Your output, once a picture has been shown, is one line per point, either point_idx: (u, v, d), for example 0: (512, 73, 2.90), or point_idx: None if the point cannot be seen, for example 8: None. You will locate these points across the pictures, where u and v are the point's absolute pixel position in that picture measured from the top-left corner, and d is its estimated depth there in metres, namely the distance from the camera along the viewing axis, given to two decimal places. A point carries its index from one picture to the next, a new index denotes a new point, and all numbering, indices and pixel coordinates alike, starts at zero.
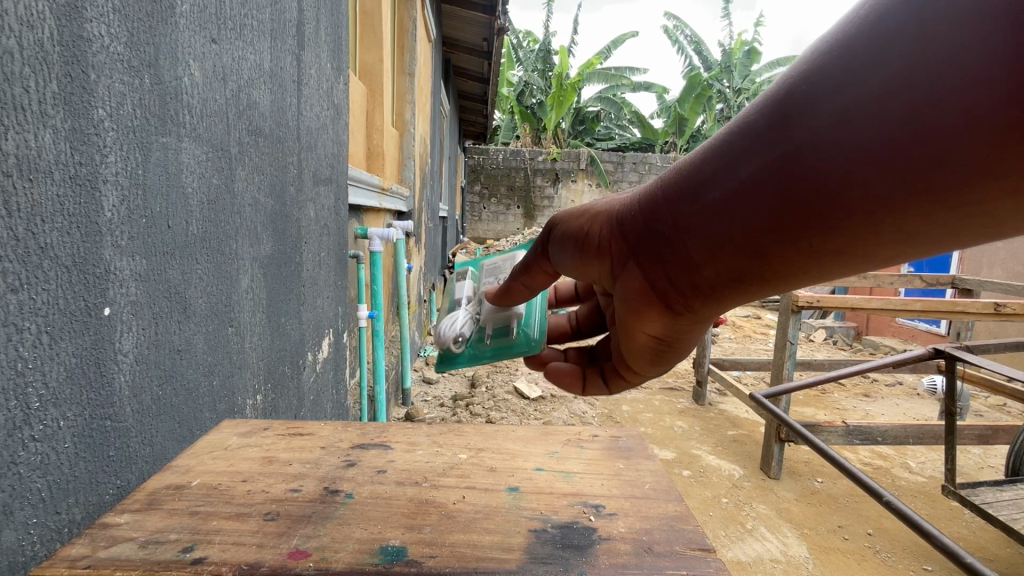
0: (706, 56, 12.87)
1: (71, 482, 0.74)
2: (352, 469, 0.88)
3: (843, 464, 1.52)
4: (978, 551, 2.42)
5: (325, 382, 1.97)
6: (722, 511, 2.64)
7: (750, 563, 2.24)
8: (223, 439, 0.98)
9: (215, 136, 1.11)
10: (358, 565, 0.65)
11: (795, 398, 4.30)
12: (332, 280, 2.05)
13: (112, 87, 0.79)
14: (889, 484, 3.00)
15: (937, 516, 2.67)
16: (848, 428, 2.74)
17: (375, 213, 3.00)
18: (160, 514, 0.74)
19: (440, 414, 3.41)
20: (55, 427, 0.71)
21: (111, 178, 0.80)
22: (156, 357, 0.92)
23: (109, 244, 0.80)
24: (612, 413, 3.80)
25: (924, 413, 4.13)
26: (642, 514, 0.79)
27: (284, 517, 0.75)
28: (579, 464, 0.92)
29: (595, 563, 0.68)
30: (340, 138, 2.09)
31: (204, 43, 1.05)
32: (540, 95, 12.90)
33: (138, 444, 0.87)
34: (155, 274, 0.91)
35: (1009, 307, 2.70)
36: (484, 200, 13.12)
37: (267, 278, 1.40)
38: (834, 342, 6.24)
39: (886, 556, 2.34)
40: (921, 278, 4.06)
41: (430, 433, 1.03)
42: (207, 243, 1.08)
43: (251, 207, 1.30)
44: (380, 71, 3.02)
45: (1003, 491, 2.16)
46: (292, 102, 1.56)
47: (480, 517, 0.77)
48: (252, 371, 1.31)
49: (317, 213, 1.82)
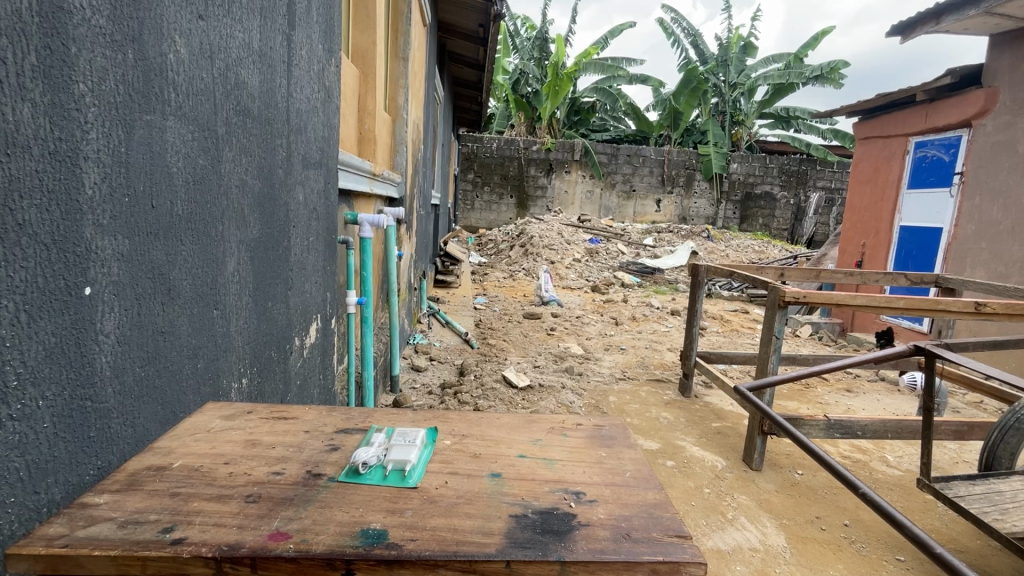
0: (701, 49, 12.79)
1: (50, 462, 0.73)
2: (335, 453, 0.89)
3: (821, 456, 1.54)
4: (949, 542, 2.48)
5: (312, 367, 1.96)
6: (704, 501, 2.68)
7: (730, 552, 2.29)
8: (206, 422, 0.98)
9: (201, 115, 1.08)
10: (339, 548, 0.66)
11: (779, 392, 4.35)
12: (321, 266, 2.03)
13: (93, 61, 0.77)
14: (866, 476, 3.08)
15: (912, 508, 2.73)
16: (829, 421, 2.78)
17: (366, 198, 2.97)
18: (139, 495, 0.74)
19: (428, 401, 3.42)
20: (34, 406, 0.71)
21: (93, 155, 0.79)
22: (139, 339, 0.90)
23: (90, 223, 0.78)
24: (598, 404, 3.81)
25: (903, 408, 4.21)
26: (622, 501, 0.80)
27: (265, 500, 0.75)
28: (562, 452, 0.93)
29: (573, 547, 0.69)
30: (331, 122, 2.06)
31: (190, 19, 1.02)
32: (535, 84, 12.78)
33: (119, 425, 0.86)
34: (139, 256, 0.90)
35: (989, 306, 2.71)
36: (477, 188, 12.98)
37: (253, 261, 1.39)
38: (819, 337, 6.27)
39: (861, 546, 2.39)
40: (905, 275, 4.09)
41: (415, 418, 1.04)
42: (192, 225, 1.07)
43: (238, 189, 1.28)
44: (373, 54, 2.98)
45: (975, 485, 2.13)
46: (282, 83, 1.54)
47: (462, 502, 0.77)
48: (237, 355, 1.30)
49: (306, 197, 1.80)
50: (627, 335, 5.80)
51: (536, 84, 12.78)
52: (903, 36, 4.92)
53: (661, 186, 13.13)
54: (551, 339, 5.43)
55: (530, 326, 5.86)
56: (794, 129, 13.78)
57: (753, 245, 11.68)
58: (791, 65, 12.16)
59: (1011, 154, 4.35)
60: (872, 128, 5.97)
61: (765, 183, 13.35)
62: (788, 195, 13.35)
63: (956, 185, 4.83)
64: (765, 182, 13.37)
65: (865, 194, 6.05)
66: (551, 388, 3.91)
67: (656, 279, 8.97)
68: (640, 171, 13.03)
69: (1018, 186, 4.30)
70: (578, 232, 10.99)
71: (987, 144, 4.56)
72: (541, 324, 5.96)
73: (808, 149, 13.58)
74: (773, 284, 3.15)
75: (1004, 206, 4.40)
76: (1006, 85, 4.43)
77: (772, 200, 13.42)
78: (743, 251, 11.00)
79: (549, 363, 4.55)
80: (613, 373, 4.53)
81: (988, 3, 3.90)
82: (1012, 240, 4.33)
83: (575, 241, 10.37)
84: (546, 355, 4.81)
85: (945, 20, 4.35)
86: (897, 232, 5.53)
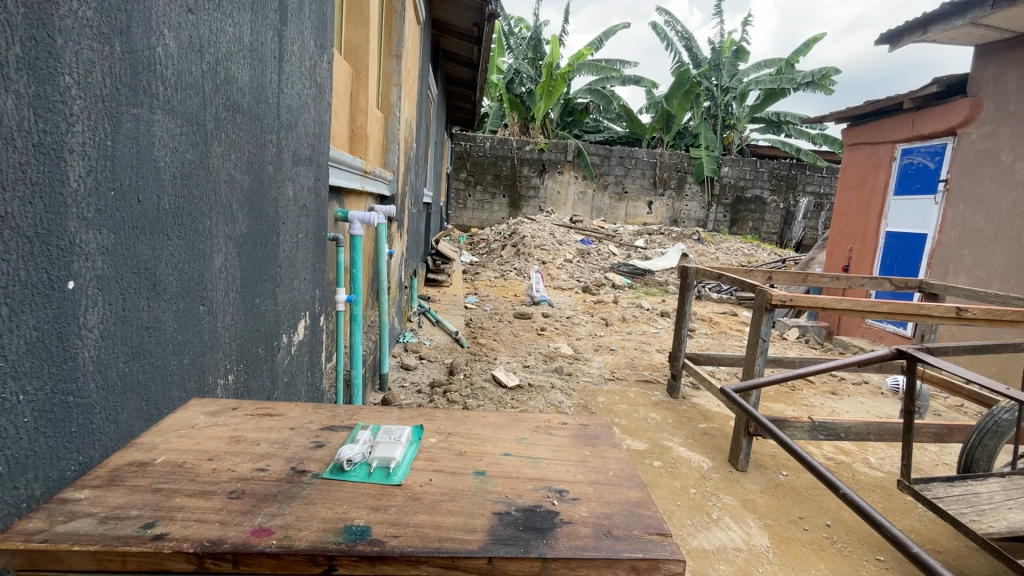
0: (694, 53, 12.89)
1: (30, 457, 0.73)
2: (320, 450, 0.89)
3: (804, 456, 1.55)
4: (928, 543, 2.53)
5: (300, 365, 1.95)
6: (689, 501, 2.70)
7: (713, 551, 2.31)
8: (191, 418, 0.98)
9: (190, 110, 1.08)
10: (321, 544, 0.66)
11: (766, 394, 4.40)
12: (310, 263, 2.02)
13: (80, 53, 0.77)
14: (849, 477, 3.13)
15: (892, 509, 2.79)
16: (814, 424, 2.81)
17: (356, 195, 2.95)
18: (121, 490, 0.74)
19: (417, 400, 3.41)
20: (14, 401, 0.70)
21: (79, 149, 0.78)
22: (123, 334, 0.90)
23: (74, 216, 0.78)
24: (586, 404, 3.83)
25: (887, 411, 4.27)
26: (604, 499, 0.81)
27: (249, 496, 0.75)
28: (546, 451, 0.94)
29: (554, 545, 0.70)
30: (322, 119, 2.05)
31: (180, 13, 1.02)
32: (530, 84, 12.81)
33: (101, 421, 0.86)
34: (123, 250, 0.89)
35: (971, 312, 2.75)
36: (470, 187, 12.98)
37: (241, 258, 1.38)
38: (806, 340, 6.33)
39: (842, 546, 2.43)
40: (892, 280, 4.13)
41: (400, 416, 1.04)
42: (179, 220, 1.06)
43: (227, 184, 1.27)
44: (366, 50, 2.95)
45: (953, 487, 2.16)
46: (272, 78, 1.53)
47: (446, 499, 0.78)
48: (224, 351, 1.30)
49: (296, 193, 1.79)
50: (616, 337, 5.83)
51: (531, 84, 12.82)
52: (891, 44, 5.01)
53: (653, 188, 13.21)
54: (541, 339, 5.43)
55: (521, 326, 5.84)
56: (785, 135, 13.90)
57: (743, 248, 11.78)
58: (783, 71, 12.27)
59: (993, 162, 4.45)
60: (861, 134, 6.03)
61: (756, 188, 13.46)
62: (778, 199, 13.47)
63: (941, 192, 4.92)
64: (755, 186, 13.48)
65: (853, 200, 6.11)
66: (540, 388, 3.92)
67: (647, 280, 9.04)
68: (632, 173, 13.11)
69: (1000, 195, 4.38)
70: (569, 232, 11.02)
71: (971, 151, 4.65)
72: (531, 324, 5.98)
73: (799, 154, 13.69)
74: (762, 288, 3.17)
75: (988, 211, 4.48)
76: (990, 95, 4.52)
77: (762, 204, 13.55)
78: (733, 254, 11.11)
79: (539, 363, 4.56)
80: (602, 373, 4.54)
81: (972, 14, 3.98)
82: (993, 246, 4.41)
83: (566, 241, 10.39)
84: (537, 355, 4.82)
85: (931, 30, 4.44)
86: (883, 237, 5.61)
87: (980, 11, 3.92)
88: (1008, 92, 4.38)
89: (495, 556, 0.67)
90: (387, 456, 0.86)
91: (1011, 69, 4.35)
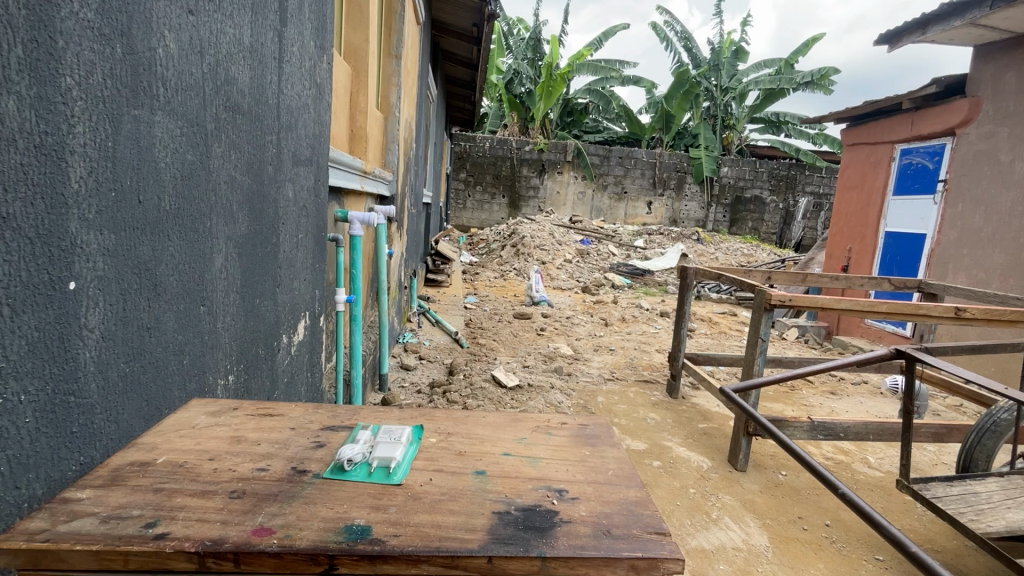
0: (693, 53, 12.90)
1: (32, 457, 0.73)
2: (320, 450, 0.89)
3: (803, 456, 1.55)
4: (926, 542, 2.53)
5: (300, 365, 1.96)
6: (689, 501, 2.71)
7: (713, 551, 2.32)
8: (191, 418, 0.98)
9: (190, 111, 1.08)
10: (322, 544, 0.67)
11: (765, 394, 4.40)
12: (310, 263, 2.02)
13: (81, 54, 0.77)
14: (848, 477, 3.13)
15: (891, 508, 2.79)
16: (813, 423, 2.82)
17: (356, 196, 2.95)
18: (122, 490, 0.74)
19: (416, 400, 3.42)
20: (16, 401, 0.70)
21: (80, 150, 0.78)
22: (124, 335, 0.90)
23: (75, 217, 0.78)
24: (586, 404, 3.83)
25: (886, 411, 4.28)
26: (604, 498, 0.81)
27: (249, 495, 0.75)
28: (546, 450, 0.94)
29: (553, 544, 0.70)
30: (322, 119, 2.06)
31: (180, 15, 1.02)
32: (529, 84, 12.82)
33: (102, 421, 0.86)
34: (123, 251, 0.89)
35: (969, 312, 2.76)
36: (470, 187, 13.00)
37: (241, 258, 1.38)
38: (805, 340, 6.34)
39: (841, 546, 2.43)
40: (891, 280, 4.13)
41: (400, 416, 1.04)
42: (179, 220, 1.06)
43: (227, 185, 1.28)
44: (365, 50, 2.96)
45: (952, 486, 2.17)
46: (272, 79, 1.53)
47: (446, 499, 0.78)
48: (224, 352, 1.30)
49: (296, 193, 1.80)
50: (615, 336, 5.83)
51: (530, 84, 12.82)
52: (890, 45, 5.01)
53: (652, 188, 13.22)
54: (540, 339, 5.44)
55: (520, 326, 5.84)
56: (784, 134, 13.90)
57: (742, 248, 11.80)
58: (782, 71, 12.27)
59: (992, 162, 4.45)
60: (860, 135, 6.03)
61: (755, 188, 13.47)
62: (777, 199, 13.49)
63: (940, 192, 4.92)
64: (754, 186, 13.49)
65: (852, 200, 6.12)
66: (540, 388, 3.92)
67: (646, 280, 9.04)
68: (631, 173, 13.12)
69: (999, 195, 4.39)
70: (569, 232, 11.02)
71: (970, 151, 4.65)
72: (531, 324, 5.98)
73: (798, 154, 13.69)
74: (761, 288, 3.17)
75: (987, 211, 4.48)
76: (989, 95, 4.53)
77: (761, 204, 13.56)
78: (733, 254, 11.12)
79: (538, 363, 4.57)
80: (602, 373, 4.55)
81: (971, 14, 3.98)
82: (992, 246, 4.42)
83: (566, 242, 10.39)
84: (536, 355, 4.83)
85: (930, 30, 4.44)
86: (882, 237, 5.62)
87: (978, 11, 3.92)
88: (1007, 93, 4.39)
89: (494, 556, 0.68)
90: (390, 457, 0.86)
91: (1009, 69, 4.36)
